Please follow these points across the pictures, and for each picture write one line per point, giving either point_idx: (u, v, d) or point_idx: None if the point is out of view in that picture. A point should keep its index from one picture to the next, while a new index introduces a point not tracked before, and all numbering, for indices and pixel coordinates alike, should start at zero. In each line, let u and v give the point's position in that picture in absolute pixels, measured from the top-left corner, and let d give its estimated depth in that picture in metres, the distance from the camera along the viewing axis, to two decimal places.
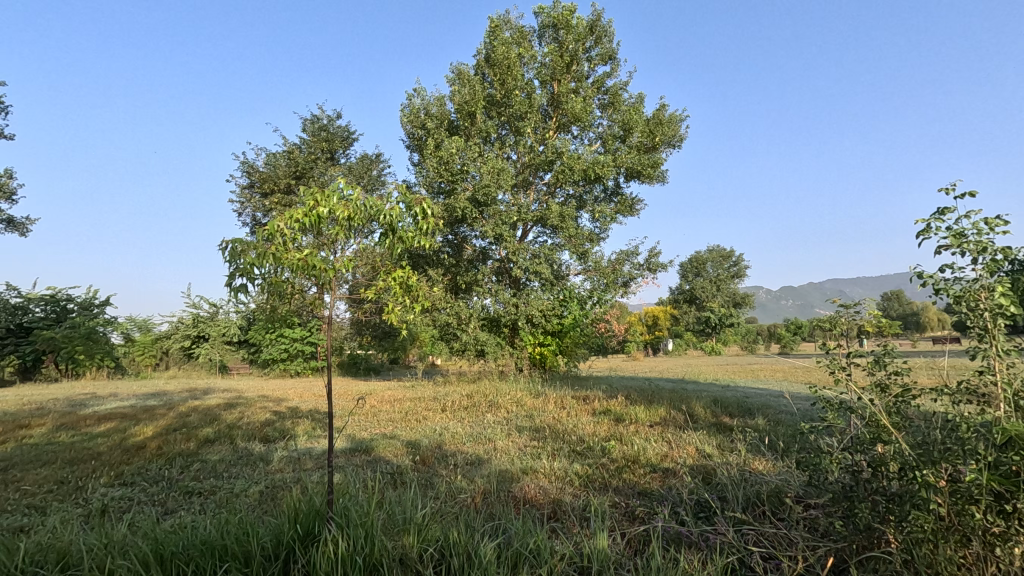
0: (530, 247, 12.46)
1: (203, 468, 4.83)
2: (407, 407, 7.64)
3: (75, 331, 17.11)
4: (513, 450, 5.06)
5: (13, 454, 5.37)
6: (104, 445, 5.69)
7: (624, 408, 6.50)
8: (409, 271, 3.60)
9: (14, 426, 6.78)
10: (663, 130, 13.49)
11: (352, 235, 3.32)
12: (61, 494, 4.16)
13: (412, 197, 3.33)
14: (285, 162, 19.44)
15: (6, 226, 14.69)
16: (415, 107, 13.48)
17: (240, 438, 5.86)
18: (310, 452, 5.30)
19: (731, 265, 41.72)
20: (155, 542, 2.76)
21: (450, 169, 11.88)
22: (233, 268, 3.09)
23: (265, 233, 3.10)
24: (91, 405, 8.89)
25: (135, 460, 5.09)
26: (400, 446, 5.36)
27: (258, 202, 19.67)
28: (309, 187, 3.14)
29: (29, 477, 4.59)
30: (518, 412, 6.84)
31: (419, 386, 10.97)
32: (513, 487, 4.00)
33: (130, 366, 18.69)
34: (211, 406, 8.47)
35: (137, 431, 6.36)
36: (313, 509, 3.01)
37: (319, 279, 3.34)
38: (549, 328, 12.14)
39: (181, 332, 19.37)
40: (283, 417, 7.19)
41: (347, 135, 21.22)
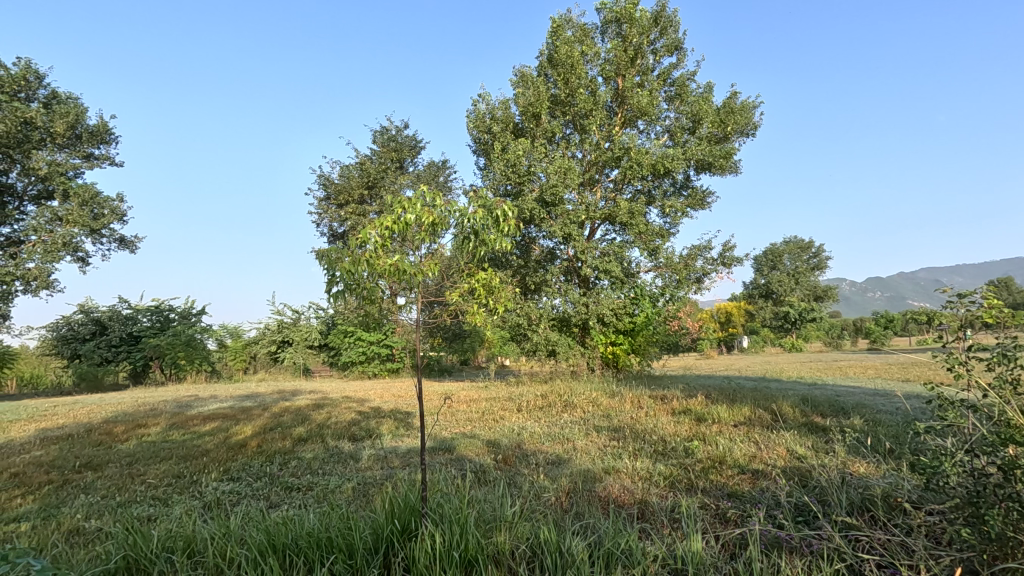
0: (599, 245, 12.38)
1: (299, 465, 5.13)
2: (484, 407, 7.76)
3: (177, 338, 18.68)
4: (593, 449, 5.03)
5: (135, 451, 5.94)
6: (211, 442, 6.18)
7: (705, 408, 6.30)
8: (491, 273, 3.67)
9: (134, 424, 7.51)
10: (736, 119, 12.97)
11: (436, 240, 3.42)
12: (180, 487, 4.56)
13: (492, 200, 3.42)
14: (358, 173, 20.36)
15: (119, 245, 16.24)
16: (480, 112, 13.70)
17: (330, 437, 6.18)
18: (396, 450, 5.50)
19: (811, 257, 39.55)
20: (268, 533, 2.96)
21: (517, 171, 11.99)
22: (331, 276, 3.30)
23: (357, 240, 3.26)
24: (197, 405, 9.68)
25: (240, 456, 5.49)
26: (481, 445, 5.46)
27: (334, 212, 20.65)
28: (395, 196, 3.28)
29: (151, 471, 5.07)
30: (594, 412, 6.79)
31: (492, 386, 11.12)
32: (596, 486, 3.98)
33: (224, 369, 20.17)
34: (301, 406, 8.98)
35: (237, 430, 6.86)
36: (408, 505, 3.13)
37: (406, 284, 3.47)
38: (620, 326, 11.96)
39: (268, 337, 20.65)
40: (367, 417, 7.52)
41: (414, 143, 21.89)
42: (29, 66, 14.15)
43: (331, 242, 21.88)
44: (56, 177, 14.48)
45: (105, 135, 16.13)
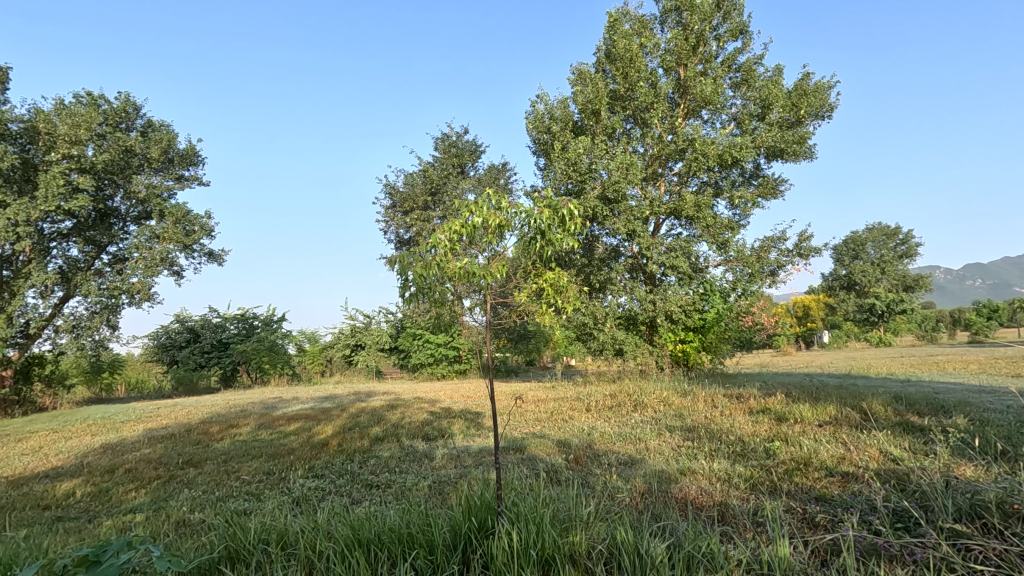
0: (664, 240, 12.11)
1: (377, 463, 5.33)
2: (552, 407, 7.76)
3: (261, 344, 19.98)
4: (667, 450, 4.91)
5: (230, 449, 6.40)
6: (296, 441, 6.56)
7: (785, 407, 6.00)
8: (558, 273, 3.68)
9: (227, 425, 8.09)
10: (809, 101, 12.25)
11: (503, 241, 3.46)
12: (270, 483, 4.87)
13: (559, 200, 3.42)
14: (422, 180, 20.93)
15: (208, 258, 17.52)
16: (538, 113, 13.72)
17: (404, 437, 6.40)
18: (468, 449, 5.61)
19: (898, 244, 36.75)
20: (353, 528, 3.10)
21: (578, 169, 11.92)
22: (407, 281, 3.43)
23: (428, 245, 3.37)
24: (282, 406, 10.28)
25: (322, 455, 5.79)
26: (552, 445, 5.46)
27: (400, 219, 21.35)
28: (463, 200, 3.34)
29: (244, 468, 5.44)
30: (666, 412, 6.63)
31: (559, 386, 11.11)
32: (671, 487, 3.89)
33: (303, 372, 21.33)
34: (376, 407, 9.33)
35: (319, 429, 7.24)
36: (484, 504, 3.19)
37: (475, 286, 3.55)
38: (689, 323, 11.60)
39: (342, 341, 21.61)
40: (438, 417, 7.71)
41: (475, 148, 22.21)
42: (128, 99, 15.58)
43: (399, 248, 22.62)
44: (153, 199, 15.84)
45: (193, 158, 17.50)
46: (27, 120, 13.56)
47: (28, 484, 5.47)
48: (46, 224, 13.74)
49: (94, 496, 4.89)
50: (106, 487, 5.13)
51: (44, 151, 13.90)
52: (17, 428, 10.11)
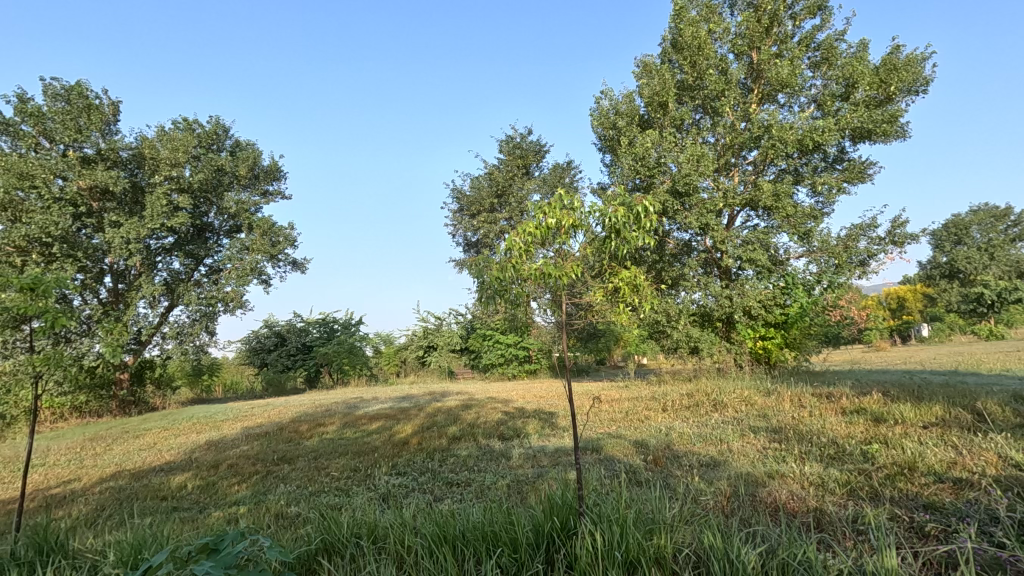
0: (740, 233, 11.63)
1: (456, 462, 5.47)
2: (627, 406, 7.64)
3: (341, 346, 21.03)
4: (752, 451, 4.71)
5: (319, 446, 6.78)
6: (379, 439, 6.86)
7: (883, 407, 5.58)
8: (634, 271, 3.62)
9: (315, 423, 8.58)
10: (900, 75, 11.32)
11: (577, 241, 3.46)
12: (357, 479, 5.11)
13: (633, 197, 3.38)
14: (488, 183, 21.24)
15: (292, 266, 18.59)
16: (603, 109, 13.55)
17: (481, 436, 6.52)
18: (544, 449, 5.63)
19: (1010, 226, 33.19)
20: (439, 524, 3.20)
21: (646, 164, 11.67)
22: (485, 284, 3.51)
23: (503, 248, 3.42)
24: (363, 406, 10.76)
25: (404, 452, 6.01)
26: (629, 445, 5.37)
27: (468, 222, 21.78)
28: (536, 202, 3.37)
29: (333, 465, 5.75)
30: (748, 412, 6.35)
31: (633, 385, 10.93)
32: (759, 491, 3.73)
33: (380, 373, 22.25)
34: (451, 407, 9.55)
35: (399, 428, 7.53)
36: (565, 503, 3.20)
37: (551, 286, 3.56)
38: (770, 319, 11.02)
39: (416, 343, 22.30)
40: (512, 417, 7.79)
41: (539, 148, 22.22)
42: (219, 122, 16.87)
43: (467, 251, 23.06)
44: (243, 214, 17.06)
45: (276, 173, 18.69)
46: (134, 147, 14.98)
47: (147, 476, 6.05)
48: (152, 240, 15.09)
49: (203, 488, 5.34)
50: (213, 480, 5.59)
51: (149, 174, 15.29)
52: (134, 425, 11.19)
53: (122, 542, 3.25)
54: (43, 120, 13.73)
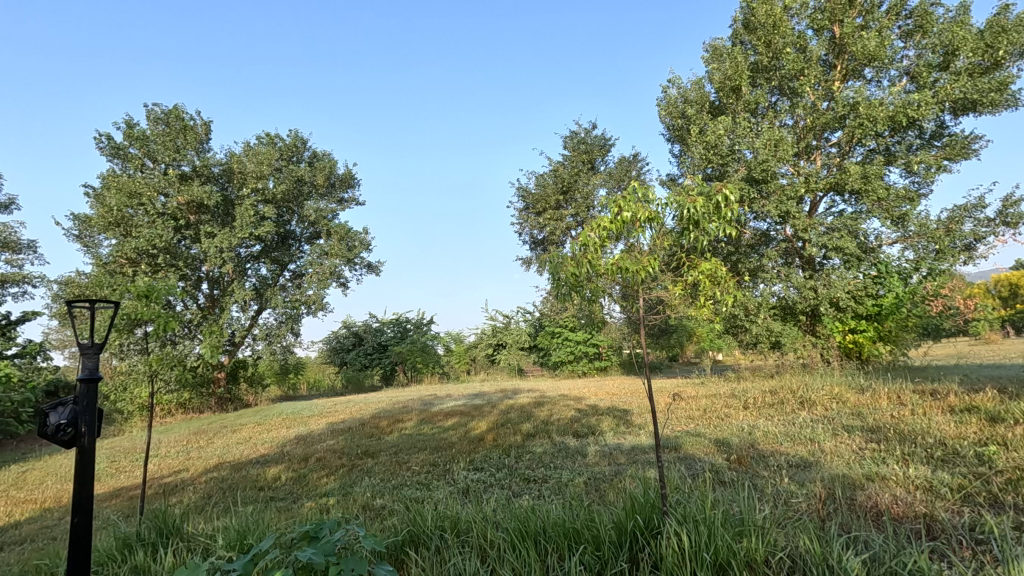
0: (824, 220, 10.94)
1: (532, 458, 5.50)
2: (706, 404, 7.38)
3: (414, 345, 21.73)
4: (847, 452, 4.42)
5: (399, 442, 7.04)
6: (455, 435, 7.02)
7: (1001, 404, 5.06)
8: (715, 263, 3.51)
9: (395, 419, 8.92)
10: (1010, 38, 10.22)
11: (654, 235, 3.39)
12: (437, 474, 5.26)
13: (711, 187, 3.27)
14: (552, 180, 21.17)
15: (367, 269, 19.40)
16: (671, 98, 13.17)
17: (556, 433, 6.52)
18: (621, 447, 5.56)
19: None
20: (520, 521, 3.22)
21: (719, 151, 11.23)
22: (560, 280, 3.50)
23: (578, 244, 3.40)
24: (438, 403, 11.07)
25: (481, 448, 6.13)
26: (710, 444, 5.20)
27: (534, 220, 21.84)
28: (610, 196, 3.34)
29: (413, 459, 5.96)
30: (841, 410, 5.95)
31: (710, 382, 10.58)
32: (858, 494, 3.48)
33: (451, 371, 22.75)
34: (523, 404, 9.62)
35: (475, 425, 7.67)
36: (648, 501, 3.13)
37: (627, 281, 3.51)
38: (861, 311, 10.29)
39: (485, 341, 22.63)
40: (586, 414, 7.73)
41: (604, 142, 21.89)
42: (298, 135, 17.87)
43: (534, 249, 23.12)
44: (321, 221, 18.00)
45: (351, 181, 19.57)
46: (224, 163, 16.18)
47: (246, 468, 6.52)
48: (242, 249, 16.23)
49: (296, 480, 5.68)
50: (304, 472, 5.94)
51: (238, 187, 16.46)
52: (232, 420, 12.08)
53: (229, 528, 3.51)
54: (147, 142, 15.11)
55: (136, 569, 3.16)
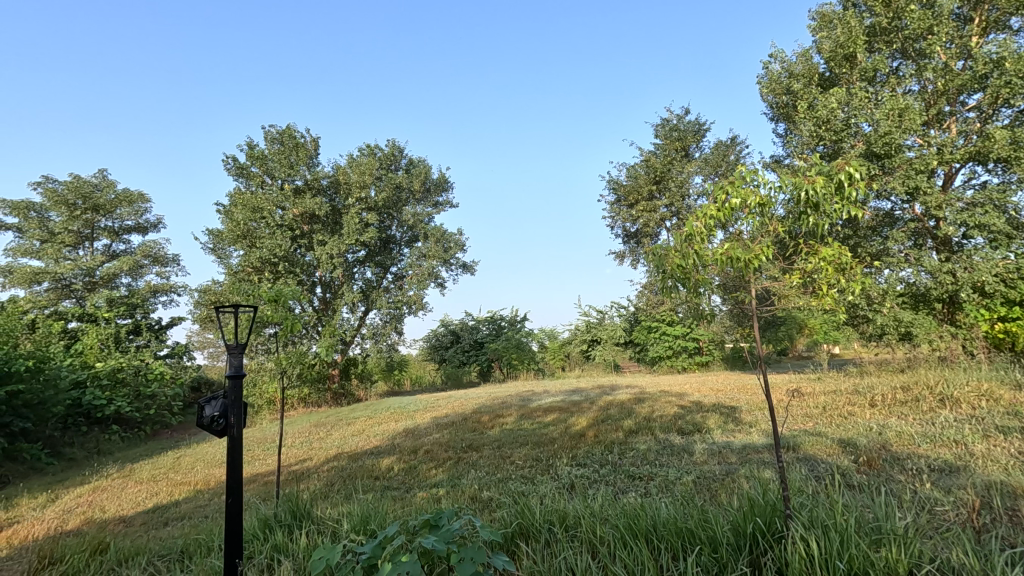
0: (962, 194, 9.74)
1: (636, 455, 5.40)
2: (825, 401, 6.83)
3: (509, 342, 22.14)
4: (1004, 456, 3.89)
5: (501, 436, 7.21)
6: (556, 431, 7.06)
7: None
8: (839, 248, 3.24)
9: (496, 415, 9.12)
10: None
11: (765, 221, 3.21)
12: (540, 469, 5.33)
13: (831, 166, 3.03)
14: (644, 171, 20.61)
15: (463, 269, 19.99)
16: (773, 73, 12.33)
17: (659, 430, 6.34)
18: (731, 445, 5.31)
19: None
20: (630, 518, 3.17)
21: (831, 127, 10.35)
22: (663, 272, 3.39)
23: (682, 235, 3.29)
24: (536, 399, 11.20)
25: (582, 444, 6.11)
26: (833, 444, 4.82)
27: (626, 213, 21.38)
28: (715, 183, 3.20)
29: (516, 454, 6.07)
30: (993, 409, 5.25)
31: (827, 378, 9.79)
32: (1022, 505, 3.06)
33: (546, 367, 22.83)
34: (623, 400, 9.47)
35: (574, 421, 7.67)
36: (768, 504, 2.96)
37: (737, 271, 3.33)
38: (1013, 295, 9.02)
39: (579, 337, 22.53)
40: (690, 411, 7.46)
41: (699, 127, 20.93)
42: (395, 144, 18.82)
43: (627, 242, 22.63)
44: (419, 225, 18.86)
45: (445, 184, 20.28)
46: (332, 175, 17.44)
47: (362, 458, 7.00)
48: (350, 254, 17.40)
49: (407, 471, 6.01)
50: (414, 464, 6.26)
51: (344, 197, 17.67)
52: (347, 414, 13.01)
53: (353, 514, 3.78)
54: (266, 160, 16.65)
55: (277, 547, 3.50)
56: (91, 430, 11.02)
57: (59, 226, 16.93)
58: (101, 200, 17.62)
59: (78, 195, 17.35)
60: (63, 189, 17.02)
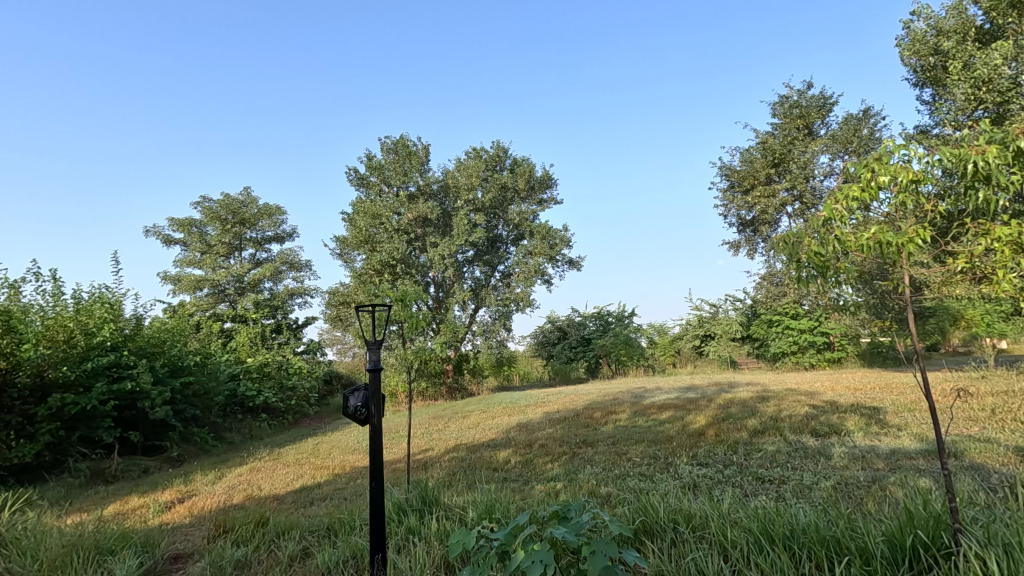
0: None
1: (763, 457, 5.08)
2: (994, 403, 5.94)
3: (618, 338, 21.79)
4: None
5: (615, 433, 7.12)
6: (673, 429, 6.85)
7: None
8: (1017, 224, 2.80)
9: (608, 412, 9.02)
10: None
11: (919, 199, 2.87)
12: (659, 467, 5.19)
13: (1003, 132, 2.65)
14: (761, 153, 19.28)
15: (568, 265, 19.97)
16: (917, 34, 10.98)
17: (789, 431, 5.91)
18: (876, 449, 4.82)
19: None
20: (765, 523, 2.99)
21: (994, 86, 9.00)
22: (798, 262, 3.16)
23: (819, 220, 3.03)
24: (649, 396, 10.89)
25: (703, 443, 5.87)
26: (1007, 453, 4.19)
27: (741, 200, 20.14)
28: (857, 162, 2.94)
29: (632, 450, 5.97)
30: None
31: (992, 376, 8.54)
32: None
33: (657, 363, 22.19)
34: (745, 399, 8.90)
35: (693, 419, 7.37)
36: (931, 516, 2.65)
37: (885, 257, 3.01)
38: None
39: (691, 332, 21.57)
40: (824, 411, 6.85)
41: (824, 100, 19.12)
42: (500, 145, 19.26)
43: (742, 231, 21.30)
44: (524, 222, 18.99)
45: (549, 181, 20.36)
46: (442, 180, 18.32)
47: (479, 450, 7.28)
48: (460, 255, 18.09)
49: (524, 464, 6.14)
50: (530, 457, 6.39)
51: (453, 200, 18.49)
52: (462, 407, 13.58)
53: (478, 502, 3.95)
54: (383, 170, 17.87)
55: (411, 529, 3.75)
56: (246, 417, 12.53)
57: (215, 239, 19.39)
58: (246, 215, 19.95)
59: (229, 211, 19.79)
60: (216, 207, 19.51)
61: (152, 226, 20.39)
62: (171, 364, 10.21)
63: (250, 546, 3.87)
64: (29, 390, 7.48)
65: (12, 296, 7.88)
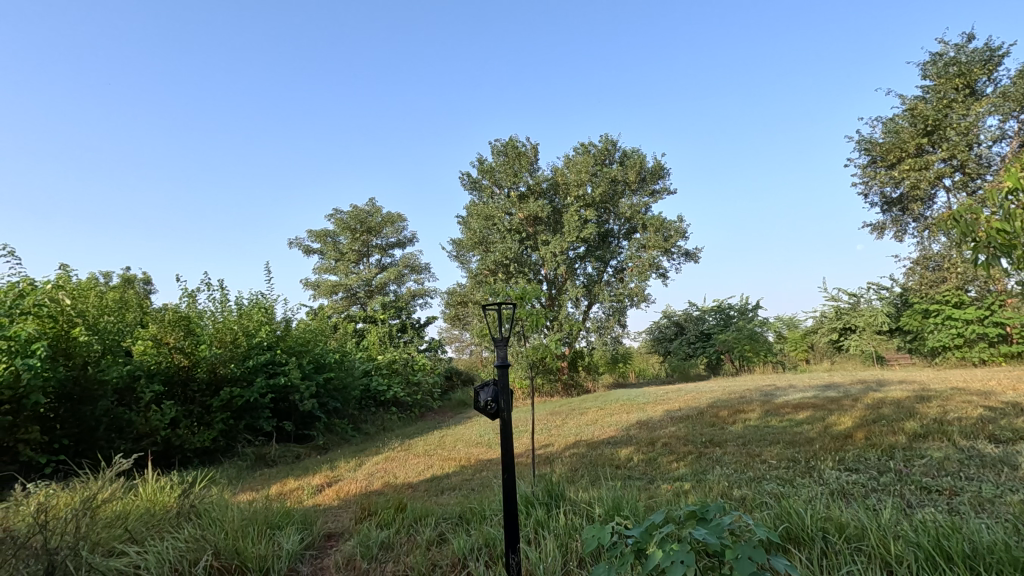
0: None
1: (927, 464, 4.49)
2: None
3: (741, 333, 20.43)
4: None
5: (745, 433, 6.71)
6: (813, 430, 6.31)
7: None
8: None
9: (736, 410, 8.51)
10: None
11: None
12: (800, 471, 4.80)
13: None
14: (909, 122, 17.01)
15: (684, 258, 19.13)
16: None
17: (959, 436, 5.17)
18: None
19: None
20: (936, 538, 2.65)
21: None
22: (975, 245, 2.77)
23: (1001, 194, 2.65)
24: (781, 395, 10.12)
25: (850, 446, 5.35)
26: None
27: (884, 176, 17.99)
28: None
29: (766, 452, 5.59)
30: None
31: None
32: None
33: (787, 360, 20.53)
34: (898, 398, 7.93)
35: (836, 420, 6.73)
36: None
37: None
38: None
39: (827, 325, 19.69)
40: (1005, 414, 5.89)
41: (991, 53, 16.42)
42: (608, 138, 18.94)
43: (888, 211, 19.00)
44: (636, 215, 18.50)
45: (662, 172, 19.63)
46: (551, 178, 18.44)
47: (600, 447, 7.23)
48: (571, 251, 18.08)
49: (648, 462, 6.00)
50: (654, 456, 6.23)
51: (563, 197, 18.55)
52: (580, 404, 13.56)
53: (605, 499, 3.92)
54: (494, 172, 18.39)
55: (540, 522, 3.83)
56: (379, 410, 13.58)
57: (346, 247, 21.23)
58: (372, 223, 21.57)
59: (357, 221, 21.55)
60: (347, 218, 21.34)
61: (295, 238, 22.78)
62: (315, 361, 11.38)
63: (392, 530, 4.18)
64: (207, 384, 8.71)
65: (191, 303, 9.25)
